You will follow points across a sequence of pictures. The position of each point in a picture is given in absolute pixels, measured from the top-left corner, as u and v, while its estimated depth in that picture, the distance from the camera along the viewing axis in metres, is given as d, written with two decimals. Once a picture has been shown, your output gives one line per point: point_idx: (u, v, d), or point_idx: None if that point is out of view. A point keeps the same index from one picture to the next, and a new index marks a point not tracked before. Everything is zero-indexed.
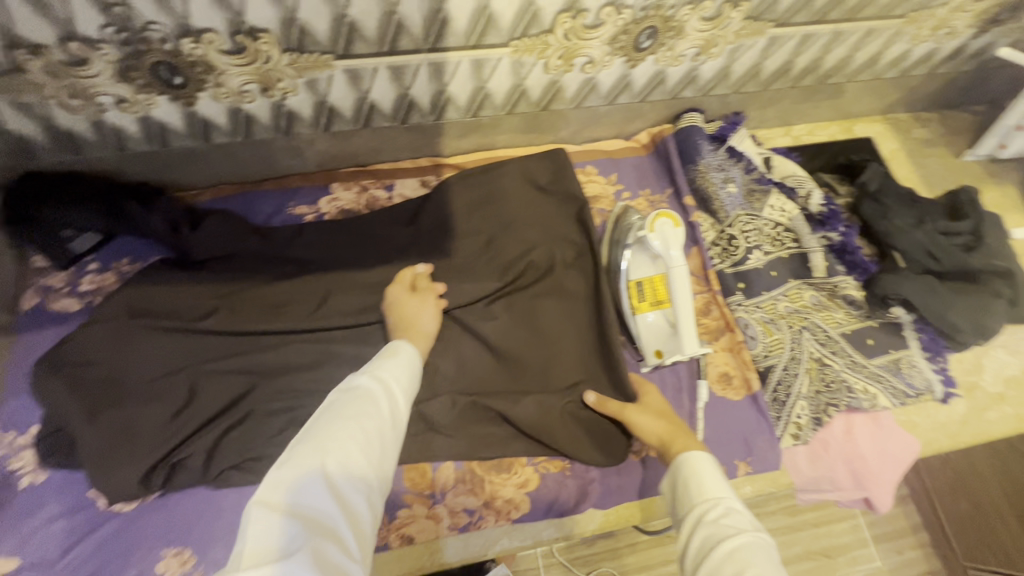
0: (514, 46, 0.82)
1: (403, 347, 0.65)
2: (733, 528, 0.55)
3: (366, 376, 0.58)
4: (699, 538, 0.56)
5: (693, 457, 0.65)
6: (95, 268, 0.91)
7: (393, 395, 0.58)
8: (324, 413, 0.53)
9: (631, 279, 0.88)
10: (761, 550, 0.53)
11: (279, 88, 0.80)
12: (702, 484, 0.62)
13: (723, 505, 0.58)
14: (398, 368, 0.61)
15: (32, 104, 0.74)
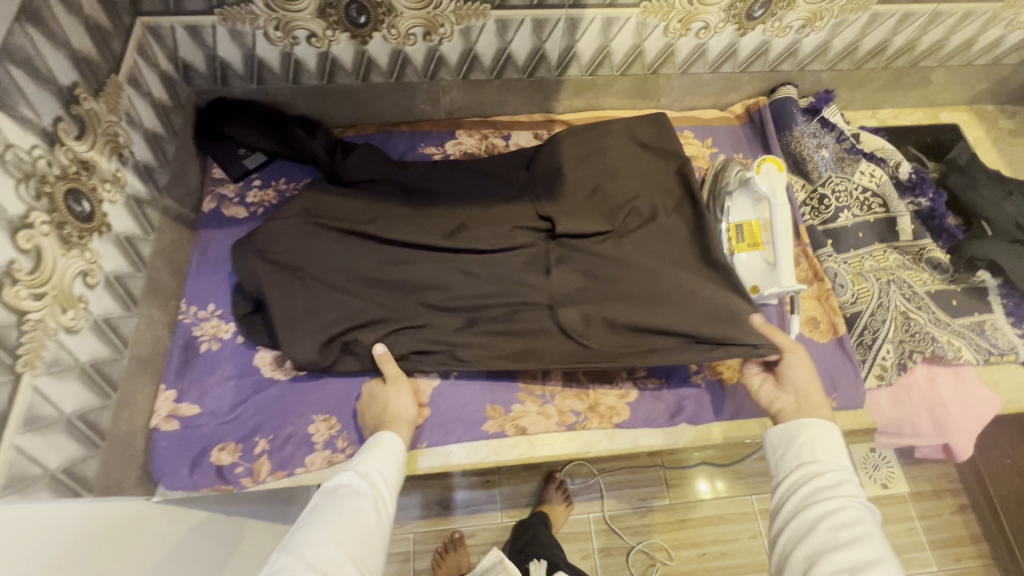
0: (643, 7, 0.93)
1: (386, 437, 0.77)
2: (843, 487, 0.65)
3: (349, 475, 0.71)
4: (808, 489, 0.67)
5: (821, 424, 0.73)
6: (259, 185, 1.05)
7: (377, 490, 0.71)
8: (319, 507, 0.66)
9: (731, 222, 0.98)
10: (865, 513, 0.62)
11: (439, 33, 0.94)
12: (825, 447, 0.70)
13: (838, 467, 0.68)
14: (383, 460, 0.74)
15: (244, 33, 0.90)
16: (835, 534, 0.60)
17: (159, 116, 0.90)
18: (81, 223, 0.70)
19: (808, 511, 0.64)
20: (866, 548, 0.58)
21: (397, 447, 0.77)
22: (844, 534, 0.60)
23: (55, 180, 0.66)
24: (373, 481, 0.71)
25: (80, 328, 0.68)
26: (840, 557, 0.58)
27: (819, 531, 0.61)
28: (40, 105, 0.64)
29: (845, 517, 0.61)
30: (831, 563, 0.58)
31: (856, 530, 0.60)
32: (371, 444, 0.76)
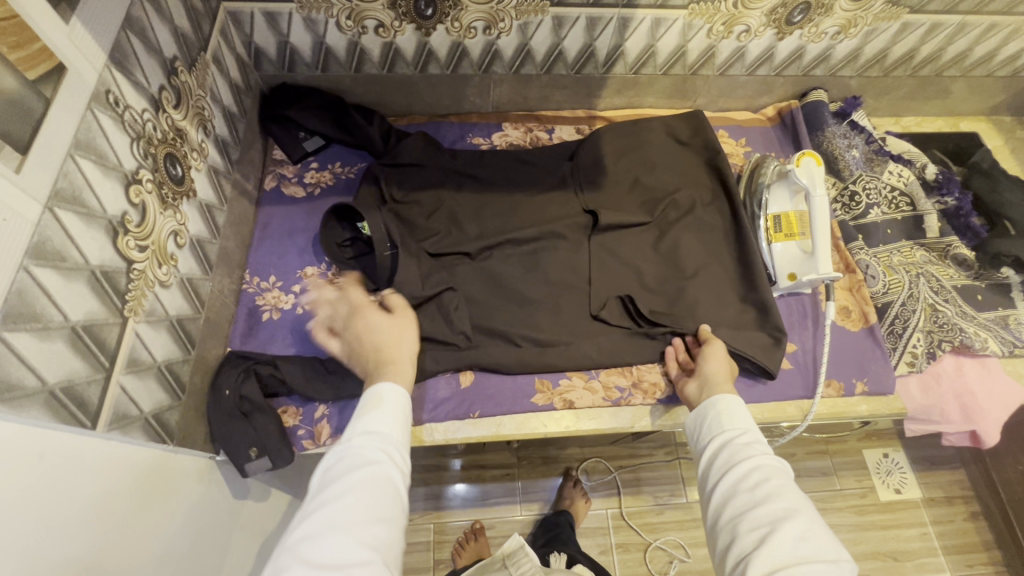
0: (691, 9, 0.99)
1: (389, 393, 0.67)
2: (754, 448, 0.66)
3: (358, 442, 0.62)
4: (722, 456, 0.67)
5: (723, 395, 0.75)
6: (316, 167, 1.10)
7: (381, 464, 0.61)
8: (338, 479, 0.59)
9: (769, 214, 1.03)
10: (777, 470, 0.63)
11: (498, 28, 1.00)
12: (732, 415, 0.71)
13: (746, 431, 0.69)
14: (388, 419, 0.65)
15: (318, 22, 0.96)
16: (750, 495, 0.61)
17: (233, 95, 0.95)
18: (175, 185, 0.74)
19: (725, 478, 0.64)
20: (782, 502, 0.59)
21: (402, 402, 0.67)
22: (761, 493, 0.60)
23: (157, 143, 0.71)
24: (375, 446, 0.62)
25: (171, 283, 0.73)
26: (754, 517, 0.58)
27: (736, 492, 0.62)
28: (149, 72, 0.69)
29: (757, 476, 0.62)
30: (752, 520, 0.58)
31: (769, 486, 0.60)
32: (373, 402, 0.66)
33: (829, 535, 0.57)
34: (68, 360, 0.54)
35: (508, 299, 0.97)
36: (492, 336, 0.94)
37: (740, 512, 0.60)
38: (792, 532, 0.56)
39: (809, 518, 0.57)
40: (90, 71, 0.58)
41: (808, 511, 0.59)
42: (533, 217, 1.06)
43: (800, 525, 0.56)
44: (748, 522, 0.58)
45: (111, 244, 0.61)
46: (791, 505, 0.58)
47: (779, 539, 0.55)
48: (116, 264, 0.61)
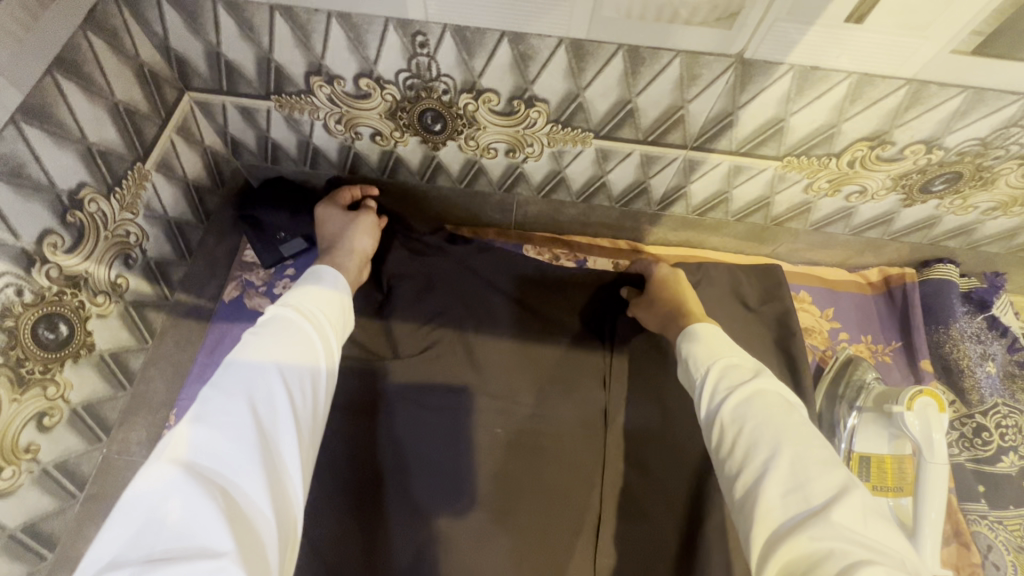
0: (787, 161, 0.73)
1: (333, 278, 0.65)
2: (727, 389, 0.57)
3: (294, 310, 0.58)
4: (702, 410, 0.59)
5: (693, 334, 0.65)
6: (292, 274, 0.89)
7: (322, 332, 0.58)
8: (260, 353, 0.53)
9: (853, 451, 0.74)
10: (762, 403, 0.53)
11: (525, 152, 0.77)
12: (704, 351, 0.62)
13: (715, 369, 0.59)
14: (325, 295, 0.62)
15: (301, 122, 0.77)
16: (735, 454, 0.52)
17: (189, 200, 0.78)
18: (50, 353, 0.57)
19: (711, 433, 0.56)
20: (764, 449, 0.50)
21: (339, 284, 0.65)
22: (741, 445, 0.52)
23: (25, 308, 0.53)
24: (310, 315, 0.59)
25: (18, 486, 0.55)
26: (741, 479, 0.50)
27: (721, 448, 0.54)
28: (22, 221, 0.52)
29: (738, 425, 0.53)
30: (746, 488, 0.49)
31: (748, 430, 0.52)
32: (308, 287, 0.63)
33: (821, 471, 0.47)
34: None
35: (501, 490, 0.71)
36: (475, 549, 0.67)
37: (732, 476, 0.52)
38: (783, 486, 0.47)
39: (796, 461, 0.48)
40: None
41: (794, 450, 0.49)
42: (549, 377, 0.79)
43: (780, 476, 0.48)
44: (740, 488, 0.50)
45: None
46: (769, 452, 0.49)
47: (773, 506, 0.47)
48: None
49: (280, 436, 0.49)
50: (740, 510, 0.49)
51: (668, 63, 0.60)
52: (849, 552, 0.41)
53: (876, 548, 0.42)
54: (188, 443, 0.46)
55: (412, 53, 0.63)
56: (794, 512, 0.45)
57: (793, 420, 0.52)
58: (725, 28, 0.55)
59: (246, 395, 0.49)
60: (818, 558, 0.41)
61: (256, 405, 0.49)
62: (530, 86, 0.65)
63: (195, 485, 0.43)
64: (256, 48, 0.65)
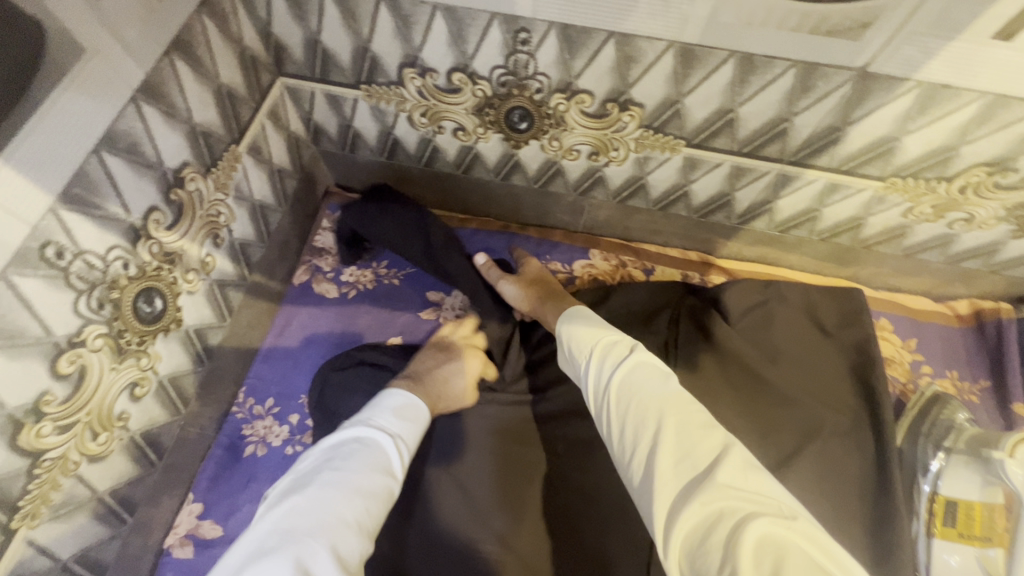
0: (890, 182, 0.69)
1: (417, 409, 0.61)
2: (612, 366, 0.56)
3: (379, 442, 0.54)
4: (591, 398, 0.57)
5: (572, 319, 0.65)
6: (358, 262, 0.91)
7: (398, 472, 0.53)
8: (340, 484, 0.47)
9: (938, 493, 0.70)
10: (643, 379, 0.52)
11: (609, 156, 0.76)
12: (587, 333, 0.61)
13: (595, 347, 0.58)
14: (404, 428, 0.58)
15: (386, 112, 0.77)
16: (626, 437, 0.51)
17: (272, 183, 0.79)
18: (146, 326, 0.58)
19: (604, 424, 0.54)
20: (649, 429, 0.48)
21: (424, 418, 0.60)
22: (633, 427, 0.50)
23: (128, 282, 0.55)
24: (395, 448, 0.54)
25: (110, 451, 0.57)
26: (637, 465, 0.49)
27: (614, 430, 0.52)
28: (133, 196, 0.53)
29: (629, 409, 0.51)
30: (647, 473, 0.47)
31: (633, 409, 0.51)
32: (400, 414, 0.59)
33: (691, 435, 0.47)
34: None
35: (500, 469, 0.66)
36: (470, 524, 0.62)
37: (631, 463, 0.50)
38: (674, 461, 0.46)
39: (680, 433, 0.47)
40: (17, 228, 0.42)
41: (669, 419, 0.48)
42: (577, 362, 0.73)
43: (661, 449, 0.47)
44: (640, 473, 0.48)
45: (6, 444, 0.46)
46: (655, 429, 0.48)
47: (665, 485, 0.45)
48: (5, 470, 0.46)
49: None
50: (643, 500, 0.47)
51: (781, 73, 0.57)
52: (734, 510, 0.41)
53: (758, 501, 0.42)
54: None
55: (512, 50, 0.62)
56: (685, 482, 0.45)
57: (669, 387, 0.52)
58: (854, 39, 0.52)
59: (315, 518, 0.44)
60: (710, 526, 0.41)
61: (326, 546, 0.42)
62: (629, 89, 0.63)
63: None
64: (355, 37, 0.65)
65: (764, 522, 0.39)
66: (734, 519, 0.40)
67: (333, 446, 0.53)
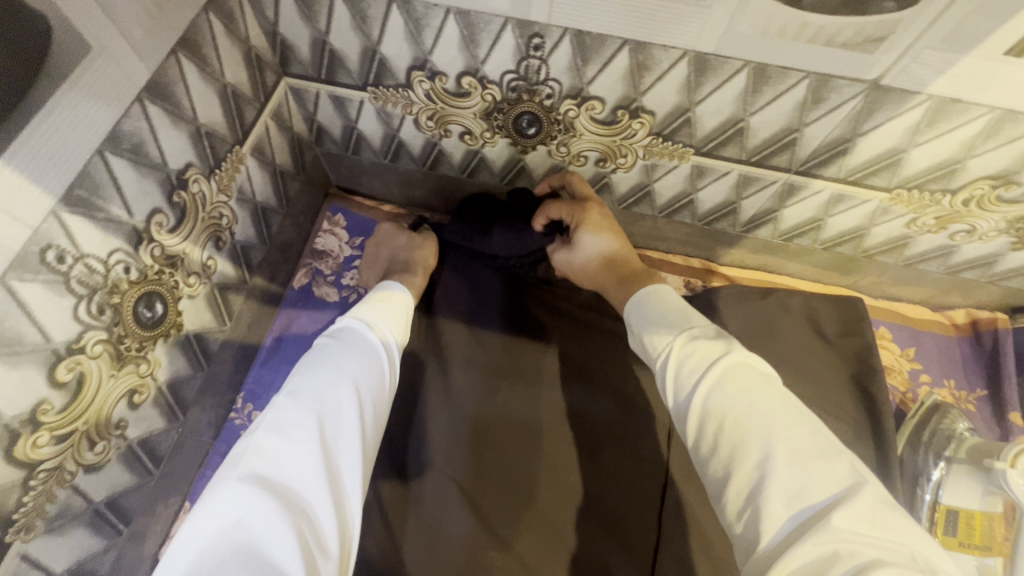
0: (895, 193, 0.69)
1: (399, 293, 0.65)
2: (701, 368, 0.49)
3: (365, 330, 0.58)
4: (669, 391, 0.51)
5: (646, 304, 0.59)
6: (360, 266, 0.90)
7: (388, 348, 0.58)
8: (332, 366, 0.51)
9: (939, 503, 0.71)
10: (744, 387, 0.46)
11: (616, 163, 0.75)
12: (659, 324, 0.55)
13: (679, 340, 0.52)
14: (390, 315, 0.62)
15: (392, 115, 0.76)
16: (721, 452, 0.45)
17: (274, 184, 0.78)
18: (146, 331, 0.57)
19: (687, 426, 0.48)
20: (755, 450, 0.43)
21: (406, 302, 0.65)
22: (728, 441, 0.44)
23: (129, 286, 0.53)
24: (380, 333, 0.59)
25: (107, 460, 0.56)
26: (734, 481, 0.43)
27: (703, 440, 0.46)
28: (136, 198, 0.52)
29: (725, 424, 0.45)
30: (749, 496, 0.42)
31: (733, 425, 0.45)
32: (380, 298, 0.64)
33: (807, 459, 0.42)
34: None
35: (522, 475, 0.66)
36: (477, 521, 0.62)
37: (718, 475, 0.45)
38: (787, 491, 0.40)
39: (791, 459, 0.42)
40: (17, 231, 0.41)
41: (778, 441, 0.42)
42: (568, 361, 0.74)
43: (773, 475, 0.41)
44: (729, 488, 0.43)
45: (1, 455, 0.44)
46: (765, 450, 0.42)
47: (773, 511, 0.40)
48: (0, 482, 0.44)
49: (346, 448, 0.46)
50: (738, 519, 0.42)
51: (794, 84, 0.57)
52: (856, 556, 0.36)
53: (891, 548, 0.37)
54: (259, 450, 0.43)
55: (524, 55, 0.61)
56: (803, 516, 0.39)
57: (771, 398, 0.46)
58: (867, 52, 0.52)
59: (317, 401, 0.47)
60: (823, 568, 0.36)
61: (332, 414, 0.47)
62: (640, 97, 0.63)
63: (267, 493, 0.41)
64: (363, 38, 0.64)
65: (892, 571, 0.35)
66: (856, 564, 0.35)
67: (322, 337, 0.57)
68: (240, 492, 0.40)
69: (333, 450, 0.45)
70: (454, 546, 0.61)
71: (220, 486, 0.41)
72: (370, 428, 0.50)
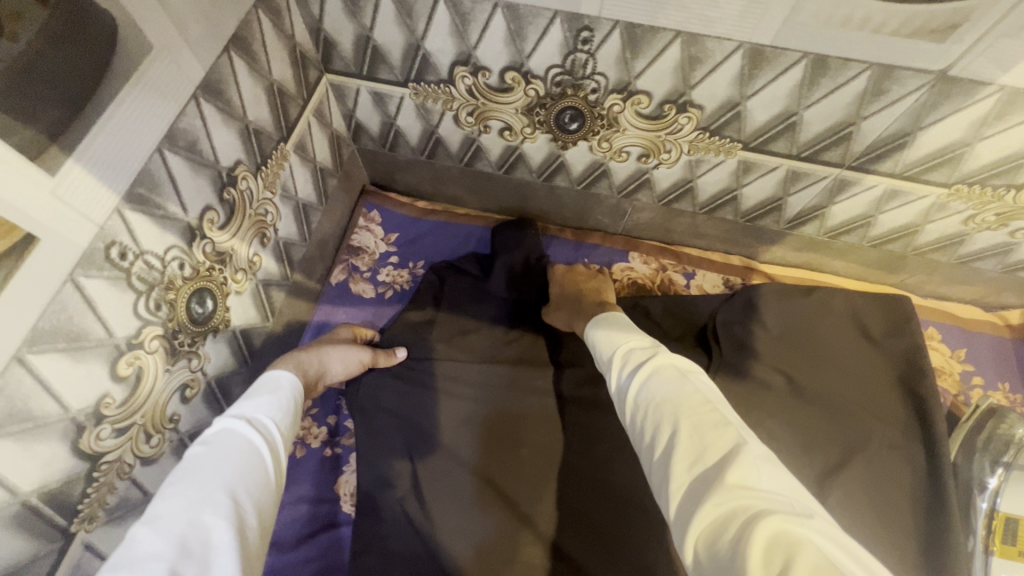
0: (954, 189, 0.66)
1: (286, 379, 0.58)
2: (632, 368, 0.51)
3: (236, 428, 0.46)
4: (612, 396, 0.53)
5: (598, 324, 0.62)
6: (395, 262, 0.90)
7: (271, 444, 0.48)
8: (194, 480, 0.39)
9: (999, 510, 0.69)
10: (667, 378, 0.48)
11: (659, 158, 0.74)
12: (609, 338, 0.58)
13: (616, 352, 0.55)
14: (271, 406, 0.52)
15: (432, 111, 0.75)
16: (645, 438, 0.46)
17: (315, 181, 0.78)
18: (197, 326, 0.58)
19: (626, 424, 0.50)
20: (665, 431, 0.44)
21: (294, 395, 0.56)
22: (651, 427, 0.45)
23: (183, 283, 0.54)
24: (263, 426, 0.48)
25: (161, 453, 0.57)
26: (656, 462, 0.44)
27: (636, 426, 0.47)
28: (191, 195, 0.52)
29: (648, 415, 0.46)
30: (668, 474, 0.42)
31: (651, 413, 0.46)
32: (266, 388, 0.55)
33: (710, 429, 0.42)
34: None
35: (538, 477, 0.63)
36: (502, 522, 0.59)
37: (649, 456, 0.45)
38: (689, 457, 0.41)
39: (694, 431, 0.42)
40: (85, 229, 0.41)
41: (686, 416, 0.43)
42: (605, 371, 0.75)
43: (676, 447, 0.42)
44: (656, 468, 0.44)
45: (68, 448, 0.44)
46: (677, 429, 0.43)
47: (681, 485, 0.40)
48: (68, 474, 0.45)
49: (222, 572, 0.34)
50: (660, 496, 0.43)
51: (854, 76, 0.55)
52: (750, 510, 0.35)
53: (776, 499, 0.36)
54: None
55: (570, 49, 0.60)
56: (706, 478, 0.39)
57: (688, 385, 0.47)
58: (937, 42, 0.50)
59: (189, 517, 0.36)
60: (730, 535, 0.35)
61: (214, 524, 0.36)
62: (689, 90, 0.62)
63: None
64: (408, 34, 0.64)
65: (778, 518, 0.34)
66: (748, 515, 0.35)
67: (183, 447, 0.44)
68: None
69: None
70: (483, 544, 0.58)
71: None
72: (255, 539, 0.39)
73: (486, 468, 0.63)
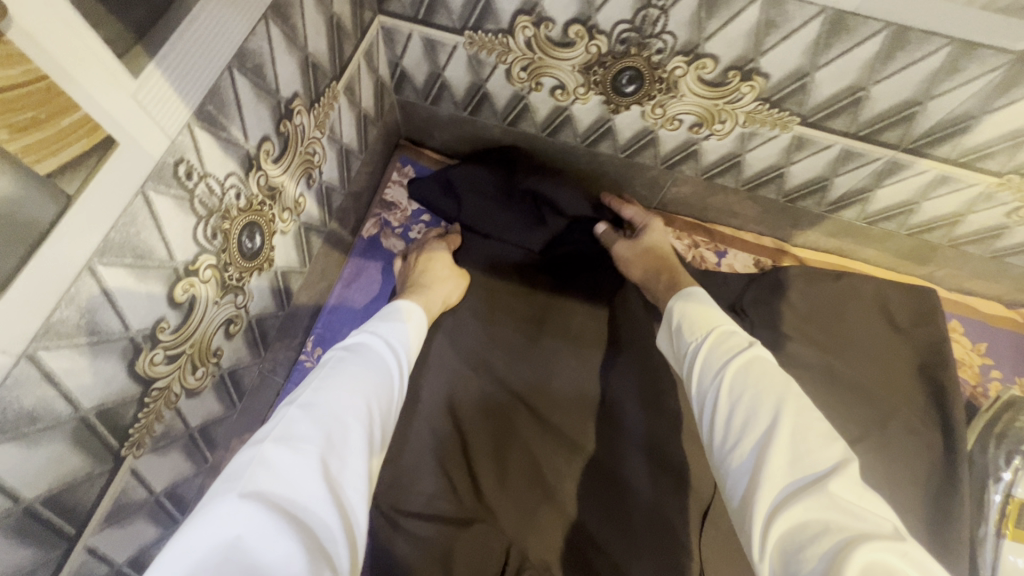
0: (1005, 178, 0.67)
1: (418, 313, 0.63)
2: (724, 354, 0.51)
3: (375, 347, 0.53)
4: (689, 376, 0.53)
5: (682, 296, 0.61)
6: (427, 220, 0.89)
7: (402, 368, 0.54)
8: (338, 383, 0.47)
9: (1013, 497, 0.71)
10: (762, 375, 0.48)
11: (712, 128, 0.73)
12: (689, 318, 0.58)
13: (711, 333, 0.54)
14: (407, 333, 0.59)
15: (485, 64, 0.73)
16: (733, 423, 0.46)
17: (358, 128, 0.76)
18: (246, 260, 0.56)
19: (704, 406, 0.50)
20: (762, 421, 0.44)
21: (422, 325, 0.62)
22: (738, 417, 0.45)
23: (237, 213, 0.52)
24: (396, 350, 0.55)
25: (203, 387, 0.56)
26: (738, 448, 0.44)
27: (717, 409, 0.47)
28: (252, 122, 0.50)
29: (743, 406, 0.46)
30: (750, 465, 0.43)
31: (746, 404, 0.46)
32: (400, 313, 0.61)
33: (811, 440, 0.42)
34: (5, 557, 0.38)
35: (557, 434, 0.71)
36: (527, 465, 0.69)
37: (728, 445, 0.45)
38: (787, 459, 0.42)
39: (795, 434, 0.42)
40: (159, 140, 0.39)
41: (789, 418, 0.43)
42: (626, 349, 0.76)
43: (772, 442, 0.42)
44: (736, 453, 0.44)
45: (125, 368, 0.43)
46: (773, 426, 0.43)
47: (776, 476, 0.41)
48: (124, 395, 0.44)
49: (354, 470, 0.41)
50: (734, 482, 0.44)
51: (933, 52, 0.54)
52: (844, 530, 0.36)
53: (874, 524, 0.37)
54: (268, 461, 0.38)
55: (644, 4, 0.59)
56: (799, 481, 0.40)
57: (787, 389, 0.47)
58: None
59: (334, 414, 0.43)
60: (811, 536, 0.37)
61: (347, 424, 0.43)
62: (759, 57, 0.60)
63: (273, 512, 0.35)
64: None
65: (877, 546, 0.34)
66: (843, 539, 0.35)
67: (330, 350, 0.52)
68: (240, 514, 0.34)
69: (336, 472, 0.40)
70: (510, 482, 0.68)
71: (219, 500, 0.36)
72: (376, 449, 0.46)
73: (512, 420, 0.72)
